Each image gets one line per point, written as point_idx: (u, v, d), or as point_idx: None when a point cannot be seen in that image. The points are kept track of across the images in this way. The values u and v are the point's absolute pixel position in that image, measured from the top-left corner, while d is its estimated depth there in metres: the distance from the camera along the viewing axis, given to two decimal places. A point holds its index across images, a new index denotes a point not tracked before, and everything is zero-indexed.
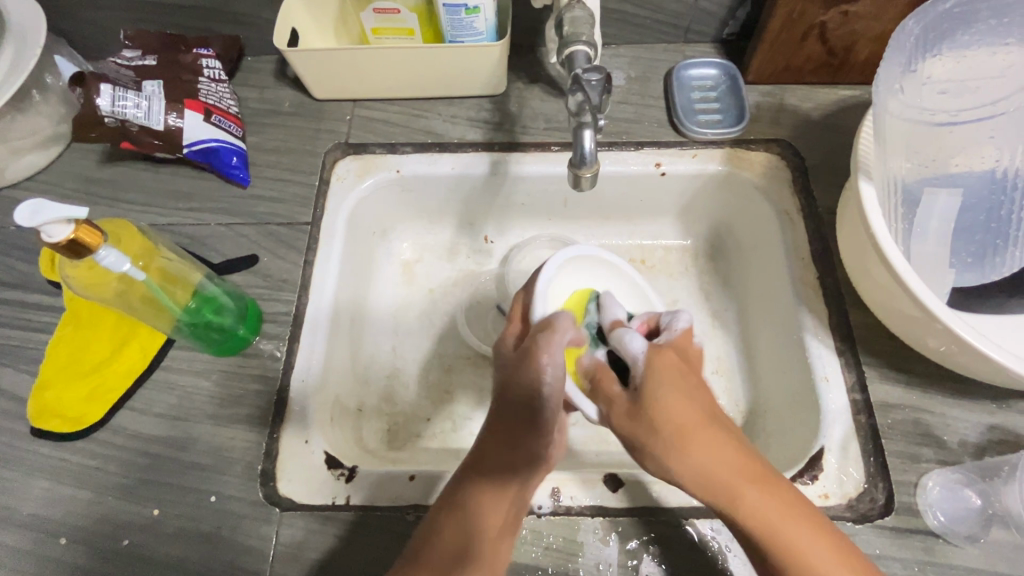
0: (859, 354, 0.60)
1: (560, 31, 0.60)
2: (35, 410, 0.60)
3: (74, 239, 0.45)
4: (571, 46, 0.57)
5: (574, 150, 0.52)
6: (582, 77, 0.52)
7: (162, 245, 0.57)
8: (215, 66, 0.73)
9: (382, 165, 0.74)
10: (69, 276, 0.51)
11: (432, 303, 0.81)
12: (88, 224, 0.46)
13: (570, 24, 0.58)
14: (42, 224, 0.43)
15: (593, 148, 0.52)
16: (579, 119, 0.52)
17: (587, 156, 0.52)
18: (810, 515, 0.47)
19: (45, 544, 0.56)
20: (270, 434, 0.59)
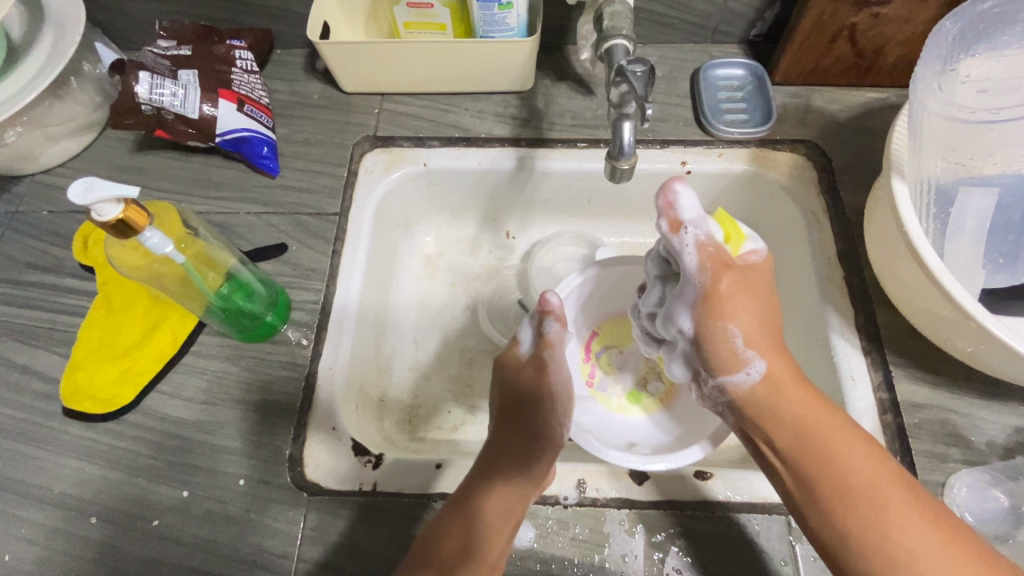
0: (886, 354, 0.60)
1: (601, 24, 0.60)
2: (67, 389, 0.61)
3: (123, 218, 0.46)
4: (610, 40, 0.58)
5: (612, 143, 0.54)
6: (627, 69, 0.51)
7: (201, 231, 0.59)
8: (248, 57, 0.74)
9: (409, 159, 0.75)
10: (113, 256, 0.54)
11: (453, 297, 0.82)
12: (137, 205, 0.47)
13: (609, 19, 0.59)
14: (93, 203, 0.44)
15: (632, 141, 0.54)
16: (621, 111, 0.54)
17: (626, 148, 0.54)
18: (875, 449, 0.49)
19: (76, 522, 0.56)
20: (298, 419, 0.59)
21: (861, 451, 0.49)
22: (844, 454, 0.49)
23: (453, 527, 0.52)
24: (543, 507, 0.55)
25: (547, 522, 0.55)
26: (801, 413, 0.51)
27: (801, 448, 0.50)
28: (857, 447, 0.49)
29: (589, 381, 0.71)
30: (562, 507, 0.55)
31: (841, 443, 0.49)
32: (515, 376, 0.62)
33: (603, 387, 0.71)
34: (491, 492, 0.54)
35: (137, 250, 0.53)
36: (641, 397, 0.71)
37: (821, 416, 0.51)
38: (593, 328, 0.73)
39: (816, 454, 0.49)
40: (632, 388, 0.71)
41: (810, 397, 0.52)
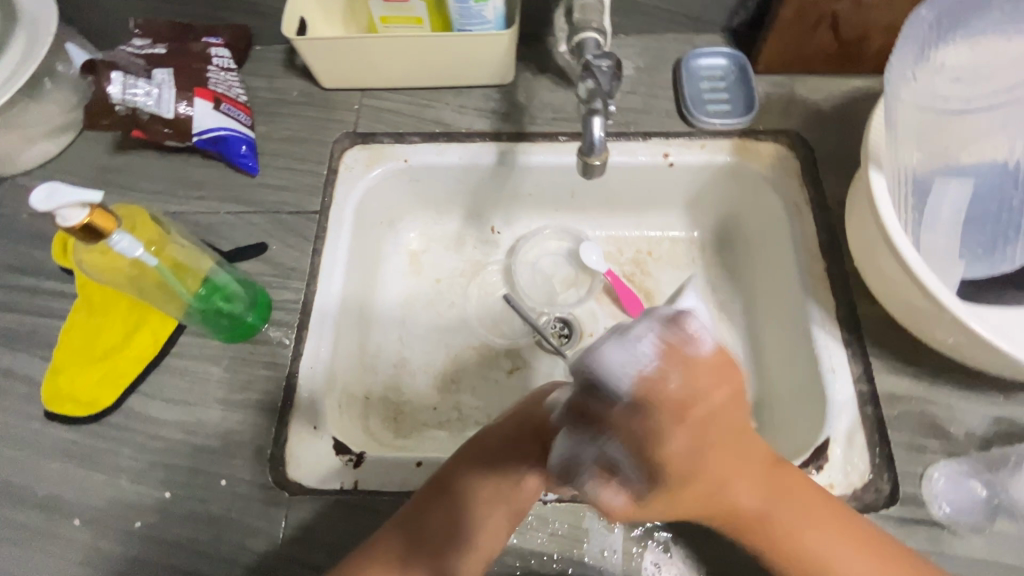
0: (867, 345, 0.60)
1: (573, 17, 0.59)
2: (48, 392, 0.61)
3: (88, 223, 0.44)
4: (580, 33, 0.57)
5: (583, 139, 0.52)
6: (592, 63, 0.54)
7: (175, 233, 0.59)
8: (224, 55, 0.74)
9: (390, 156, 0.75)
10: (84, 260, 0.53)
11: (438, 293, 0.82)
12: (103, 209, 0.45)
13: (579, 12, 0.58)
14: (55, 208, 0.42)
15: (602, 138, 0.52)
16: (591, 106, 0.53)
17: (596, 145, 0.52)
18: (838, 514, 0.48)
19: (59, 524, 0.56)
20: (280, 418, 0.60)
21: (825, 525, 0.47)
22: (812, 529, 0.47)
23: (490, 524, 0.52)
24: None
25: (527, 518, 0.55)
26: (785, 490, 0.46)
27: (786, 554, 0.47)
28: (824, 539, 0.47)
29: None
30: (542, 504, 0.55)
31: (793, 509, 0.47)
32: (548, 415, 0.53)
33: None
34: (476, 481, 0.53)
35: (108, 254, 0.53)
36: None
37: (790, 488, 0.46)
38: None
39: (746, 520, 0.45)
40: None
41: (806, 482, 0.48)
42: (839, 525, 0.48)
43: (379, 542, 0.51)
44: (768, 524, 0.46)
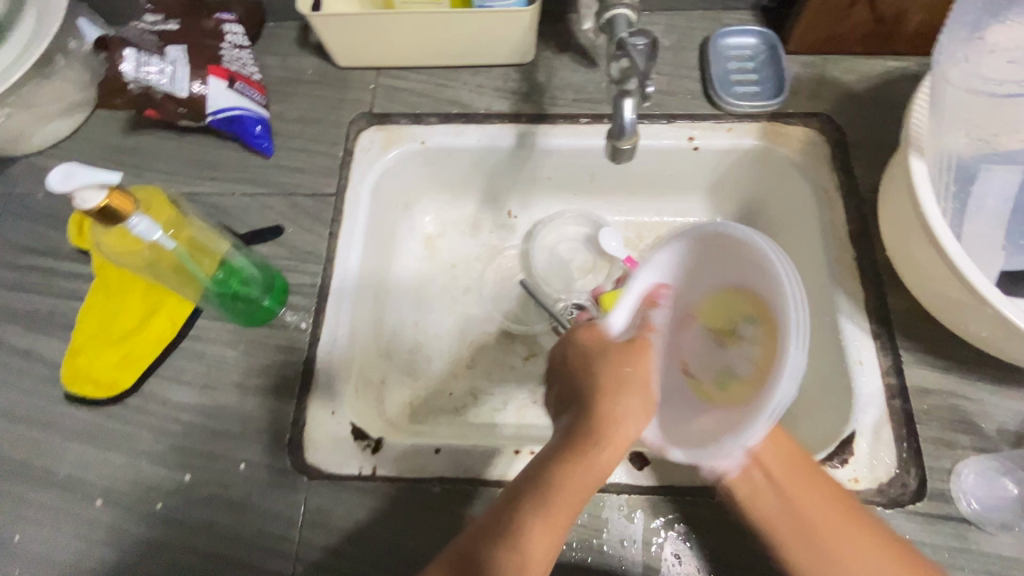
0: (897, 337, 0.58)
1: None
2: (67, 374, 0.61)
3: (108, 205, 0.43)
4: (612, 9, 0.54)
5: (615, 121, 0.51)
6: (628, 42, 0.49)
7: (191, 216, 0.58)
8: (237, 31, 0.71)
9: (406, 137, 0.73)
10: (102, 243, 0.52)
11: (454, 277, 0.81)
12: (121, 191, 0.44)
13: None
14: (74, 189, 0.41)
15: (635, 121, 0.52)
16: (622, 87, 0.51)
17: (627, 128, 0.51)
18: (855, 514, 0.49)
19: (82, 505, 0.57)
20: (297, 402, 0.60)
21: (845, 527, 0.49)
22: (823, 518, 0.49)
23: (538, 534, 0.47)
24: None
25: None
26: (795, 469, 0.51)
27: (792, 533, 0.50)
28: (848, 534, 0.49)
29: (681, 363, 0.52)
30: None
31: (801, 484, 0.51)
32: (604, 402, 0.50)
33: (697, 372, 0.50)
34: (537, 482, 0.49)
35: (126, 237, 0.51)
36: (732, 386, 0.46)
37: (795, 464, 0.51)
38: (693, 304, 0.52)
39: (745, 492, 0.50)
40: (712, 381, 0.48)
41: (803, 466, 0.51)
42: (857, 522, 0.49)
43: (447, 555, 0.48)
44: (756, 496, 0.50)
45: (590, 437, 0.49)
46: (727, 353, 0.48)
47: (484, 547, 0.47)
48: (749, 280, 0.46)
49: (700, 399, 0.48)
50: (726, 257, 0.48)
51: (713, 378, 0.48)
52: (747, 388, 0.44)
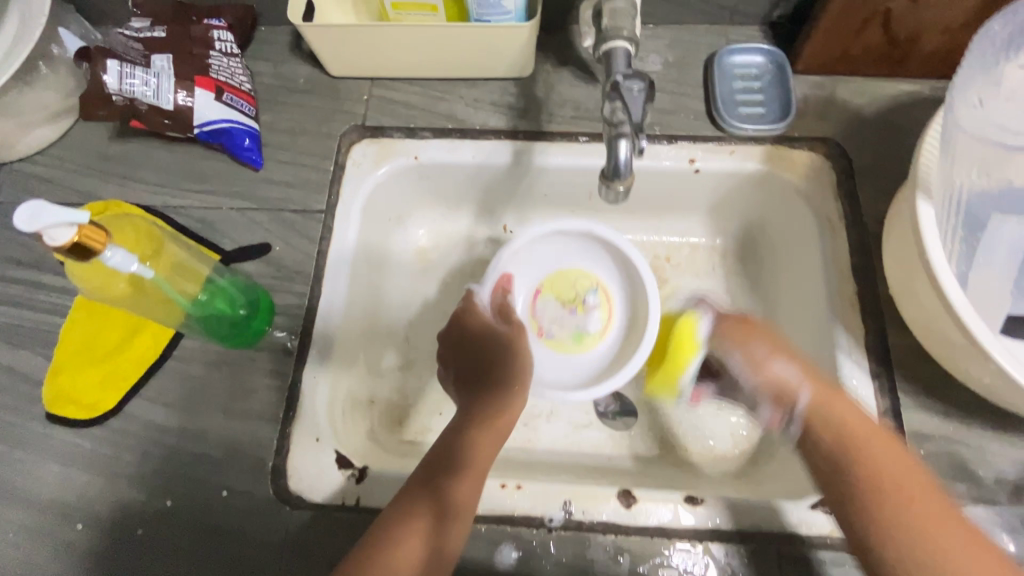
0: (896, 378, 0.57)
1: (599, 27, 0.55)
2: (50, 393, 0.60)
3: (79, 241, 0.42)
4: (610, 42, 0.52)
5: (609, 161, 0.49)
6: (623, 84, 0.48)
7: (170, 243, 0.56)
8: (228, 39, 0.69)
9: (399, 152, 0.71)
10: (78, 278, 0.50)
11: (447, 292, 0.79)
12: (93, 226, 0.43)
13: (609, 18, 0.53)
14: (42, 228, 0.40)
15: (627, 164, 0.49)
16: (618, 128, 0.48)
17: (622, 168, 0.48)
18: (937, 493, 0.50)
19: (62, 528, 0.56)
20: (281, 429, 0.59)
21: (950, 532, 0.47)
22: (921, 529, 0.48)
23: (463, 491, 0.53)
24: (528, 529, 0.55)
25: (533, 544, 0.55)
26: (874, 435, 0.53)
27: (921, 518, 0.48)
28: (950, 538, 0.47)
29: (539, 332, 0.73)
30: (547, 530, 0.55)
31: (884, 450, 0.52)
32: (508, 370, 0.62)
33: (553, 333, 0.73)
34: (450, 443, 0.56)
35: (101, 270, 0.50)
36: (585, 337, 0.73)
37: (887, 441, 0.53)
38: (537, 286, 0.74)
39: (844, 455, 0.53)
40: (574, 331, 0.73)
41: (838, 397, 0.56)
42: (950, 526, 0.48)
43: (408, 490, 0.53)
44: (855, 457, 0.52)
45: (490, 404, 0.60)
46: (579, 316, 0.74)
47: (411, 502, 0.52)
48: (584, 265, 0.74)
49: (559, 351, 0.72)
50: (572, 250, 0.74)
51: (563, 335, 0.73)
52: (598, 338, 0.73)
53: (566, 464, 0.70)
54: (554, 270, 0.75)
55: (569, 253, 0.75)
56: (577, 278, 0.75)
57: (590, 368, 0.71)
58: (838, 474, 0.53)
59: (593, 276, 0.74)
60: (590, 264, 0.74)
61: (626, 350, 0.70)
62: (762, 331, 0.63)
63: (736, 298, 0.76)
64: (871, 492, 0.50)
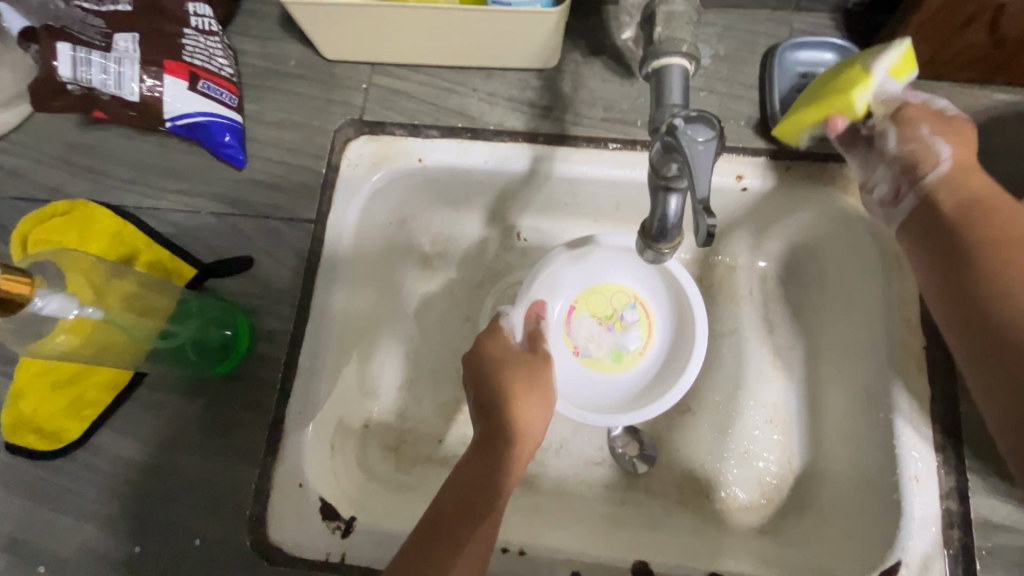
0: (963, 453, 0.50)
1: (649, 31, 0.47)
2: (8, 420, 0.54)
3: None
4: (664, 60, 0.43)
5: (653, 219, 0.43)
6: (680, 131, 0.38)
7: (122, 276, 0.52)
8: (206, 13, 0.59)
9: (401, 153, 0.62)
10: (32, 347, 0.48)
11: (452, 305, 0.72)
12: (5, 276, 0.41)
13: (664, 24, 0.45)
14: None
15: (677, 220, 0.43)
16: (669, 182, 0.42)
17: (670, 230, 0.43)
18: None
19: (24, 571, 0.52)
20: (263, 472, 0.53)
21: None
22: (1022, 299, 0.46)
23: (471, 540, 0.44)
24: None
25: None
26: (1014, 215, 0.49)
27: None
28: None
29: (574, 350, 0.64)
30: None
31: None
32: (522, 398, 0.52)
33: (590, 352, 0.64)
34: (467, 475, 0.47)
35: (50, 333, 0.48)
36: (624, 355, 0.64)
37: None
38: (570, 299, 0.65)
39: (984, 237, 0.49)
40: (613, 349, 0.64)
41: (1010, 204, 0.50)
42: None
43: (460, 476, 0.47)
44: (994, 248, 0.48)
45: (503, 438, 0.49)
46: (617, 332, 0.65)
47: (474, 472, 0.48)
48: (619, 278, 0.66)
49: (597, 371, 0.64)
50: (611, 262, 0.65)
51: (603, 353, 0.64)
52: (638, 356, 0.64)
53: (572, 508, 0.63)
54: (588, 283, 0.66)
55: (606, 264, 0.66)
56: (614, 291, 0.66)
57: (633, 387, 0.63)
58: (965, 279, 0.48)
59: (632, 289, 0.66)
60: (629, 275, 0.66)
61: (669, 371, 0.62)
62: (958, 130, 0.53)
63: (775, 328, 0.68)
64: (999, 266, 0.47)
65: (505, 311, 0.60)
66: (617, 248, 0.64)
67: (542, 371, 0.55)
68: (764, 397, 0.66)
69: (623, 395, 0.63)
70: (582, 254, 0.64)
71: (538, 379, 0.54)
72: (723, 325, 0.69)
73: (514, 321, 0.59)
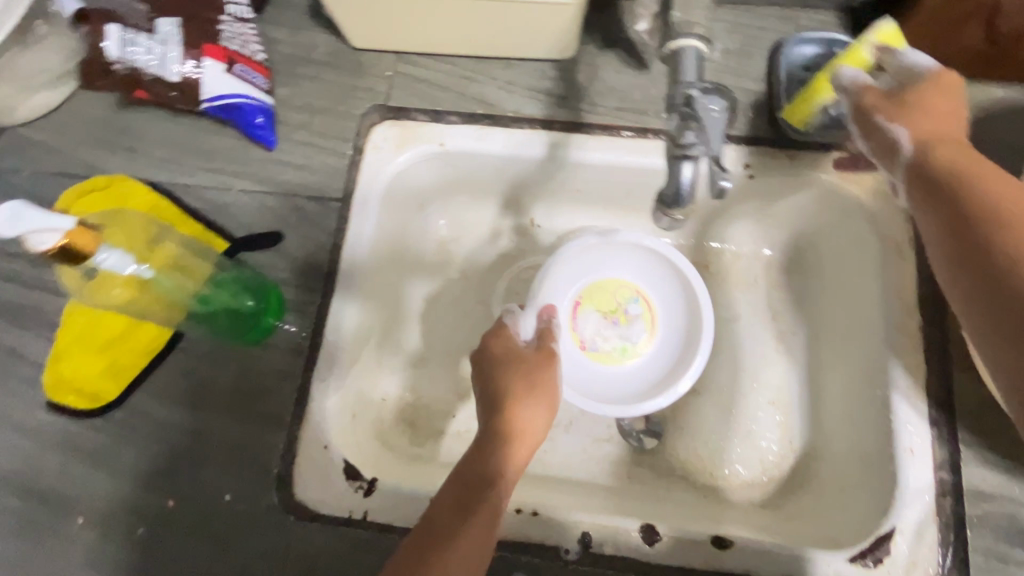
0: (956, 427, 0.53)
1: (668, 17, 0.49)
2: (51, 380, 0.58)
3: (65, 245, 0.43)
4: (679, 42, 0.46)
5: (669, 187, 0.46)
6: (697, 104, 0.43)
7: (170, 239, 0.55)
8: (241, 1, 0.63)
9: (423, 137, 0.65)
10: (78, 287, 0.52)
11: (467, 287, 0.75)
12: (81, 228, 0.44)
13: (681, 10, 0.47)
14: (26, 232, 0.41)
15: (690, 189, 0.46)
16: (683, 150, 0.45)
17: (683, 197, 0.46)
18: None
19: (63, 522, 0.54)
20: (290, 434, 0.55)
21: None
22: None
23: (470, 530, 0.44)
24: (545, 562, 0.52)
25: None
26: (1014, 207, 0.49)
27: None
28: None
29: (581, 345, 0.66)
30: (563, 563, 0.52)
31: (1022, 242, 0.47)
32: (521, 396, 0.51)
33: (596, 346, 0.67)
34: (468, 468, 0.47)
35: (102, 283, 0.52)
36: (629, 348, 0.67)
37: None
38: (574, 297, 0.68)
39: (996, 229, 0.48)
40: (618, 342, 0.67)
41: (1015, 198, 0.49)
42: None
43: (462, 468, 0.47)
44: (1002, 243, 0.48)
45: (500, 436, 0.48)
46: (621, 325, 0.68)
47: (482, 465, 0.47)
48: (620, 274, 0.69)
49: (605, 365, 0.66)
50: (611, 258, 0.69)
51: (609, 346, 0.67)
52: (643, 348, 0.67)
53: (581, 481, 0.65)
54: (591, 279, 0.68)
55: (607, 260, 0.69)
56: (615, 287, 0.69)
57: (641, 378, 0.66)
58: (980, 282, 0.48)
59: (632, 284, 0.69)
60: (630, 270, 0.69)
61: (675, 361, 0.65)
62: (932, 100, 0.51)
63: (779, 314, 0.70)
64: None
65: (512, 312, 0.61)
66: (618, 244, 0.67)
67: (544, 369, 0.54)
68: (767, 379, 0.68)
69: (632, 385, 0.66)
70: (583, 253, 0.67)
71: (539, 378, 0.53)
72: (728, 310, 0.71)
73: (521, 320, 0.60)
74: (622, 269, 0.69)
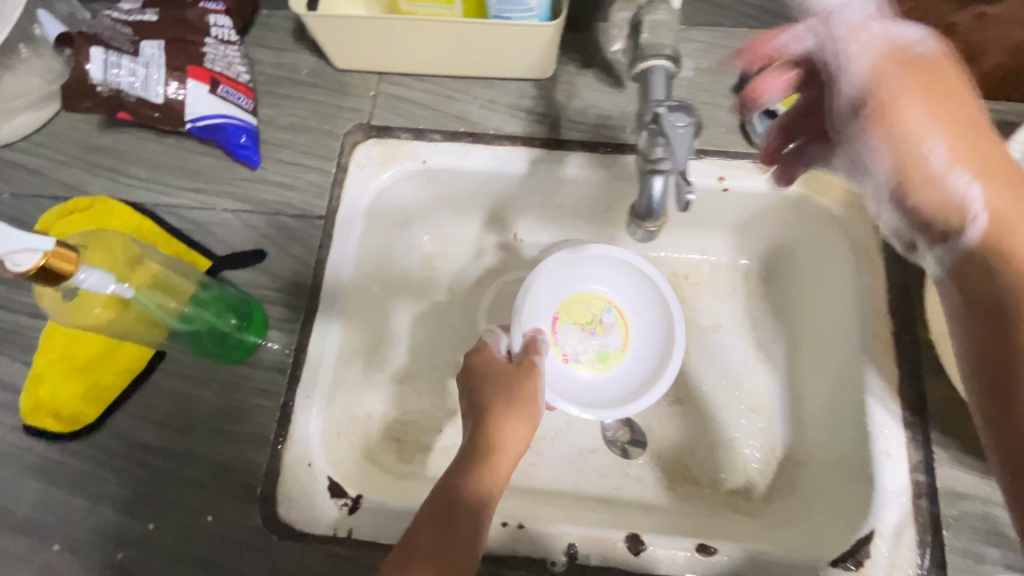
0: (929, 429, 0.54)
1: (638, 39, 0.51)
2: (28, 404, 0.57)
3: (45, 266, 0.43)
4: (649, 61, 0.48)
5: (643, 200, 0.48)
6: (665, 119, 0.43)
7: (149, 257, 0.55)
8: (225, 24, 0.64)
9: (406, 155, 0.66)
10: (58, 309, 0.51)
11: (452, 302, 0.75)
12: (60, 249, 0.44)
13: (649, 32, 0.49)
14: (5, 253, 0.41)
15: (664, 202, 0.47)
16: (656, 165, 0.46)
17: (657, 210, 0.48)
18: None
19: (39, 550, 0.53)
20: (273, 452, 0.55)
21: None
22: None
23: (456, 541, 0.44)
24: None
25: None
26: None
27: None
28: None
29: (564, 358, 0.67)
30: None
31: None
32: (501, 410, 0.51)
33: (578, 358, 0.68)
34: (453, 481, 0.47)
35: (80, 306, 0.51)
36: (609, 356, 0.68)
37: None
38: (553, 313, 0.68)
39: None
40: (598, 351, 0.68)
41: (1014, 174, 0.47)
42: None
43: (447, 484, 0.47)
44: None
45: (481, 453, 0.49)
46: (599, 335, 0.69)
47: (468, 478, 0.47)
48: (593, 286, 0.70)
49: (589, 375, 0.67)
50: (583, 273, 0.70)
51: (589, 356, 0.68)
52: (621, 354, 0.69)
53: (568, 494, 0.65)
54: (565, 294, 0.70)
55: (580, 275, 0.70)
56: (589, 299, 0.70)
57: (628, 382, 0.67)
58: None
59: (605, 295, 0.70)
60: (603, 282, 0.70)
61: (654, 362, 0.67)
62: None
63: (758, 323, 0.72)
64: None
65: (494, 332, 0.61)
66: (589, 259, 0.69)
67: (524, 384, 0.54)
68: (749, 387, 0.69)
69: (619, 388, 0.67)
70: (556, 270, 0.68)
71: (519, 392, 0.53)
72: (708, 320, 0.73)
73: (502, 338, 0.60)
74: (595, 282, 0.70)
